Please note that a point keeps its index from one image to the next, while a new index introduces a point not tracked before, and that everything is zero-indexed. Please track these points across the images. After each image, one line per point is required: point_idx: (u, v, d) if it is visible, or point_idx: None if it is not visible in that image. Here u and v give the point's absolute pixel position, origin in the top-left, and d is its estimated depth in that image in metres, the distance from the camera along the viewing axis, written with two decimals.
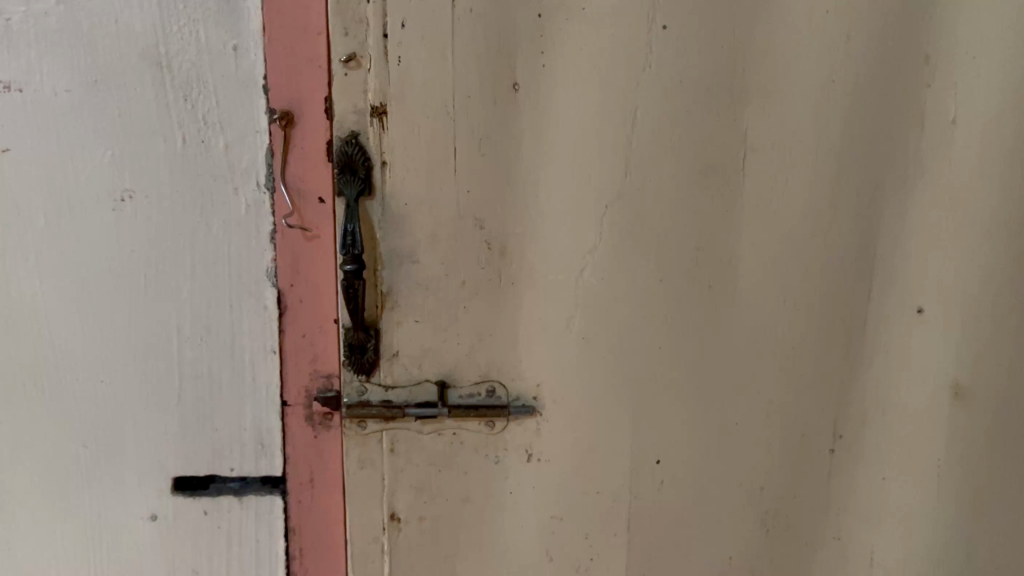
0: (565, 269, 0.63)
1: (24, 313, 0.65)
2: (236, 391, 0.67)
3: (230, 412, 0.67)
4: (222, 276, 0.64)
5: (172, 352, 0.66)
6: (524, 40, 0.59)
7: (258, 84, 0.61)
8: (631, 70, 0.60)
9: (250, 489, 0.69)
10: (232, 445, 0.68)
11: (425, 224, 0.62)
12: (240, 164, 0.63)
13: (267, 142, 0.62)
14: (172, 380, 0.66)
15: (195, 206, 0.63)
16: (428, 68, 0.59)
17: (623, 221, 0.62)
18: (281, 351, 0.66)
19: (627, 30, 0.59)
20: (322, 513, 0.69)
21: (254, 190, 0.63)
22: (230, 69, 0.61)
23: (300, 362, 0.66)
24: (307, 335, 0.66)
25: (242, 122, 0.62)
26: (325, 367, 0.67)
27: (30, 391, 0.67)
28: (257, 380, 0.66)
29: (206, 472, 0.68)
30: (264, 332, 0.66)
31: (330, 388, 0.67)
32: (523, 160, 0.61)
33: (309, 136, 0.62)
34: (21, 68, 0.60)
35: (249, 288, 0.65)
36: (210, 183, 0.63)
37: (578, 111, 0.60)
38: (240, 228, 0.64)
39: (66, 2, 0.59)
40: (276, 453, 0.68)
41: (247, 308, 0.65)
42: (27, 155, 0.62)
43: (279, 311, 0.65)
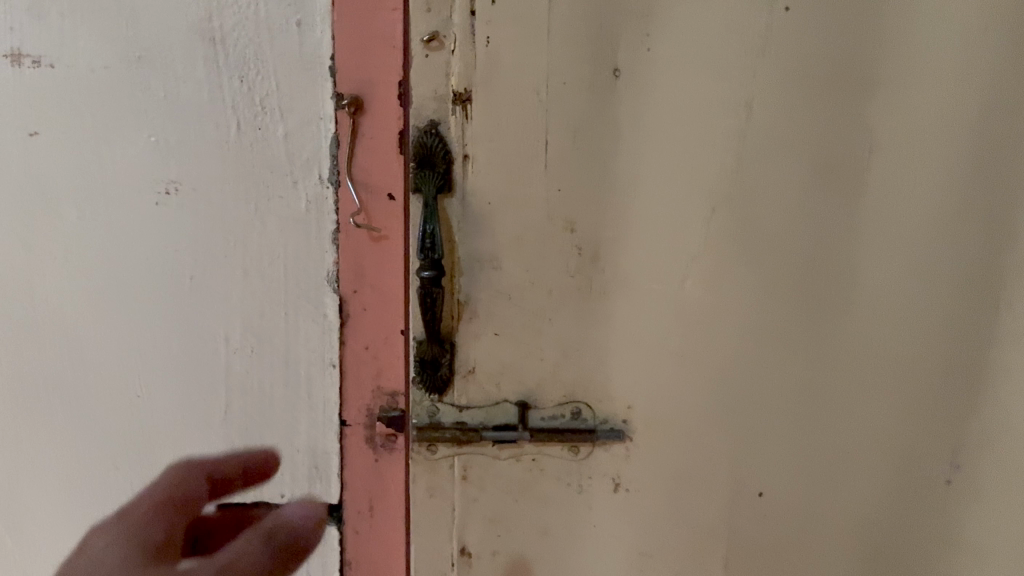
0: (663, 276, 0.56)
1: (49, 316, 0.59)
2: (289, 409, 0.59)
3: (281, 432, 0.59)
4: (278, 281, 0.57)
5: (218, 363, 0.59)
6: (626, 20, 0.53)
7: (325, 64, 0.53)
8: (745, 55, 0.53)
9: None
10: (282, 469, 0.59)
11: (508, 226, 0.56)
12: (301, 154, 0.55)
13: (332, 129, 0.54)
14: (217, 395, 0.59)
15: (249, 200, 0.56)
16: (517, 51, 0.53)
17: (730, 226, 0.56)
18: (341, 364, 0.58)
19: (744, 9, 0.53)
20: (379, 552, 0.59)
21: (315, 184, 0.55)
22: (293, 47, 0.53)
23: (362, 376, 0.57)
24: (370, 348, 0.57)
25: (304, 106, 0.54)
26: (389, 383, 0.58)
27: (53, 401, 0.60)
28: (313, 396, 0.58)
29: (251, 498, 0.60)
30: (323, 343, 0.58)
31: (395, 407, 0.58)
32: (621, 155, 0.54)
33: (379, 122, 0.54)
34: (52, 42, 0.54)
35: (307, 295, 0.57)
36: (266, 175, 0.55)
37: (684, 101, 0.54)
38: (298, 226, 0.56)
39: None
40: (332, 478, 0.59)
41: (303, 316, 0.58)
42: (59, 140, 0.56)
43: (341, 319, 0.57)
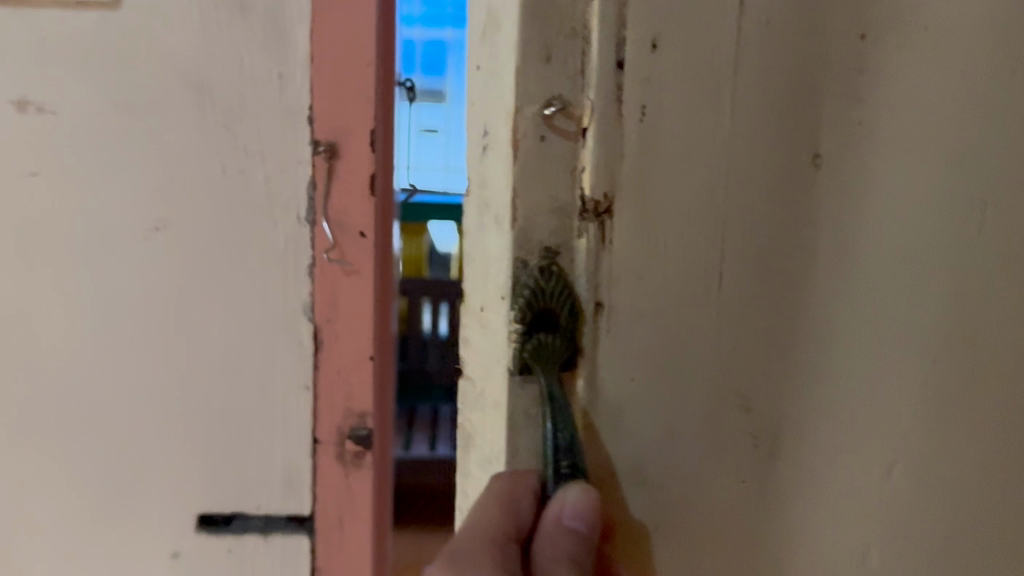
0: (864, 464, 0.38)
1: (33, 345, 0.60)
2: (266, 431, 0.63)
3: (260, 453, 0.63)
4: (253, 315, 0.60)
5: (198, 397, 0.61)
6: (839, 79, 0.34)
7: (304, 112, 0.56)
8: (971, 130, 0.36)
9: (275, 526, 0.65)
10: (261, 487, 0.64)
11: (658, 415, 0.35)
12: (281, 198, 0.58)
13: (310, 175, 0.58)
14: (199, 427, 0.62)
15: (229, 238, 0.58)
16: (677, 128, 0.33)
17: (945, 381, 0.38)
18: (315, 389, 0.62)
19: (974, 64, 0.36)
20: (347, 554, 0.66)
21: (295, 224, 0.59)
22: (274, 94, 0.56)
23: (335, 400, 0.63)
24: (342, 373, 0.62)
25: (286, 153, 0.57)
26: (359, 404, 0.64)
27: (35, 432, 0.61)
28: (287, 420, 0.63)
29: (230, 510, 0.64)
30: (297, 372, 0.62)
31: (365, 426, 0.64)
32: (820, 288, 0.36)
33: (353, 177, 0.58)
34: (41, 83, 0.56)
35: (283, 328, 0.61)
36: (245, 215, 0.58)
37: (903, 204, 0.36)
38: (277, 264, 0.59)
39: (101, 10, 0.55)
40: (305, 492, 0.64)
41: (279, 349, 0.61)
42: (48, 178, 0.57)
43: (314, 347, 0.61)
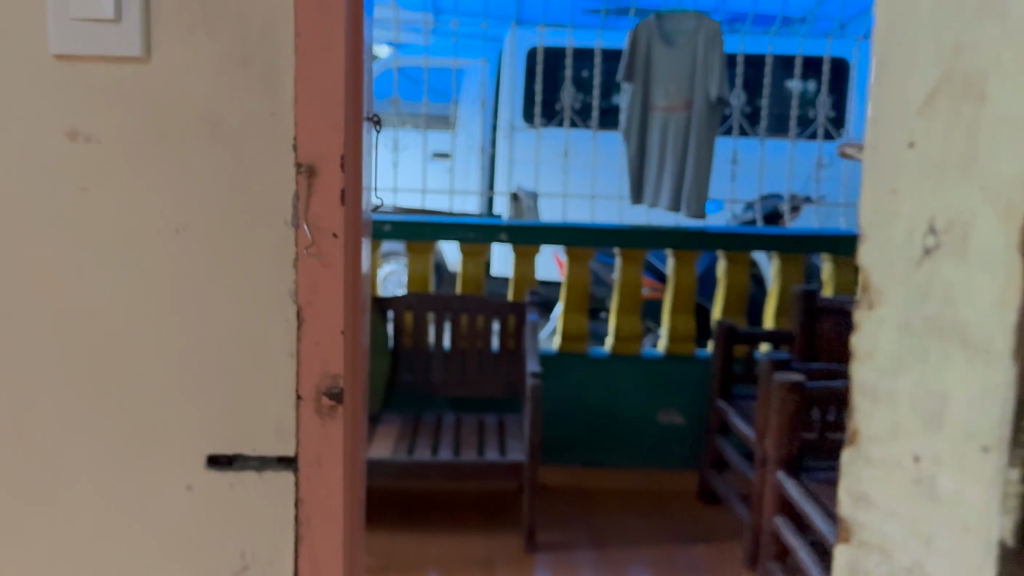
0: None
1: (83, 309, 0.86)
2: (259, 383, 0.88)
3: (257, 402, 0.88)
4: (250, 293, 0.86)
5: (209, 355, 0.87)
6: None
7: (289, 142, 0.84)
8: None
9: (269, 465, 0.89)
10: (257, 432, 0.89)
11: None
12: (275, 208, 0.85)
13: (294, 193, 0.85)
14: (210, 376, 0.87)
15: (236, 240, 0.85)
16: None
17: None
18: (297, 353, 0.87)
19: None
20: (324, 485, 0.90)
21: (284, 225, 0.85)
22: (269, 129, 0.83)
23: (313, 364, 0.87)
24: (319, 342, 0.87)
25: (278, 176, 0.84)
26: (333, 368, 0.88)
27: (82, 377, 0.87)
28: (275, 376, 0.88)
29: (232, 451, 0.89)
30: (285, 338, 0.87)
31: (336, 386, 0.89)
32: None
33: (328, 188, 0.85)
34: (95, 126, 0.83)
35: (275, 305, 0.86)
36: (250, 220, 0.85)
37: None
38: (271, 258, 0.85)
39: (140, 73, 0.83)
40: (291, 438, 0.89)
41: (271, 319, 0.87)
42: (102, 192, 0.84)
43: (298, 321, 0.87)
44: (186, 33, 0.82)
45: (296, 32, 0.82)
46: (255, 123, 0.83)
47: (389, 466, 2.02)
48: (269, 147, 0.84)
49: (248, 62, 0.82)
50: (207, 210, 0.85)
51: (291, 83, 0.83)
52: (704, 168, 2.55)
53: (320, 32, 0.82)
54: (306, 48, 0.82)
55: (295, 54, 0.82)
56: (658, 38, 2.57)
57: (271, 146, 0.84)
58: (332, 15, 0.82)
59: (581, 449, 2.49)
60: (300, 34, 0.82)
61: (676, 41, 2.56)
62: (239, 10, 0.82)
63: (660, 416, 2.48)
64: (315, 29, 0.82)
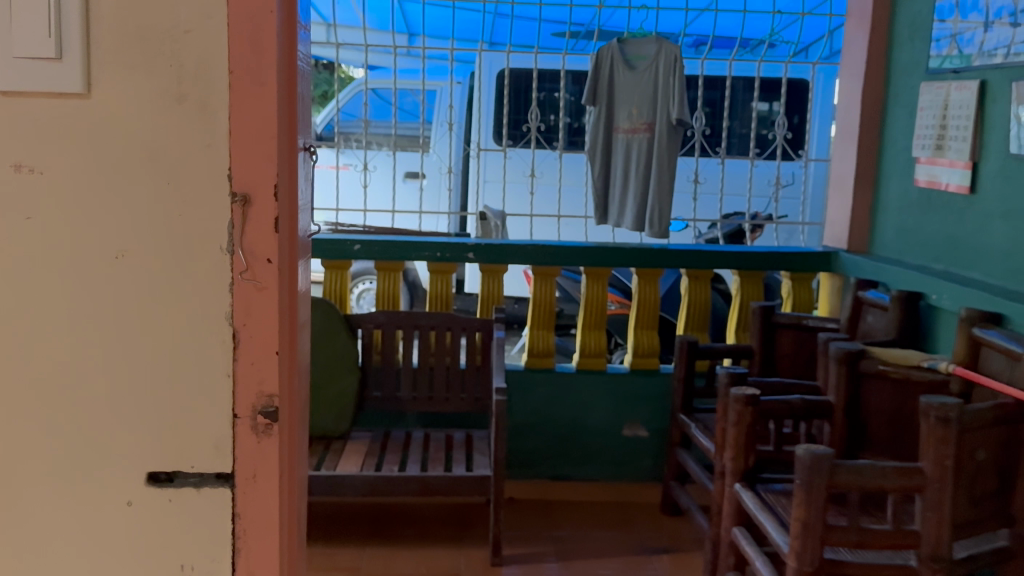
0: None
1: (28, 329, 0.92)
2: (198, 399, 0.95)
3: (195, 418, 0.95)
4: (189, 315, 0.93)
5: (149, 374, 0.94)
6: None
7: (225, 172, 0.91)
8: None
9: (206, 482, 0.97)
10: (196, 450, 0.96)
11: None
12: (212, 234, 0.92)
13: (230, 221, 0.92)
14: (150, 393, 0.94)
15: (174, 265, 0.92)
16: None
17: None
18: (234, 373, 0.94)
19: None
20: (258, 501, 0.97)
21: (221, 251, 0.92)
22: (205, 161, 0.91)
23: (249, 383, 0.95)
24: (254, 363, 0.94)
25: (214, 204, 0.91)
26: (268, 389, 0.95)
27: (29, 393, 0.93)
28: (214, 393, 0.95)
29: (172, 468, 0.96)
30: (223, 356, 0.94)
31: (270, 405, 0.96)
32: None
33: (261, 216, 0.92)
34: (39, 158, 0.90)
35: (213, 325, 0.93)
36: (188, 246, 0.92)
37: None
38: (209, 282, 0.93)
39: (80, 109, 0.89)
40: (227, 455, 0.96)
41: (208, 340, 0.93)
42: (47, 220, 0.91)
43: (234, 342, 0.94)
44: (124, 69, 0.89)
45: (229, 70, 0.89)
46: (191, 154, 0.90)
47: (358, 483, 2.04)
48: (205, 176, 0.91)
49: (183, 98, 0.90)
50: (146, 240, 0.91)
51: (224, 117, 0.90)
52: (665, 187, 2.59)
53: (251, 69, 0.89)
54: (238, 83, 0.89)
55: (228, 90, 0.90)
56: (621, 62, 2.63)
57: (207, 174, 0.91)
58: (263, 54, 0.89)
59: (548, 463, 2.53)
60: (232, 71, 0.89)
61: (638, 66, 2.62)
62: (174, 50, 0.89)
63: (625, 430, 2.52)
64: (246, 67, 0.89)
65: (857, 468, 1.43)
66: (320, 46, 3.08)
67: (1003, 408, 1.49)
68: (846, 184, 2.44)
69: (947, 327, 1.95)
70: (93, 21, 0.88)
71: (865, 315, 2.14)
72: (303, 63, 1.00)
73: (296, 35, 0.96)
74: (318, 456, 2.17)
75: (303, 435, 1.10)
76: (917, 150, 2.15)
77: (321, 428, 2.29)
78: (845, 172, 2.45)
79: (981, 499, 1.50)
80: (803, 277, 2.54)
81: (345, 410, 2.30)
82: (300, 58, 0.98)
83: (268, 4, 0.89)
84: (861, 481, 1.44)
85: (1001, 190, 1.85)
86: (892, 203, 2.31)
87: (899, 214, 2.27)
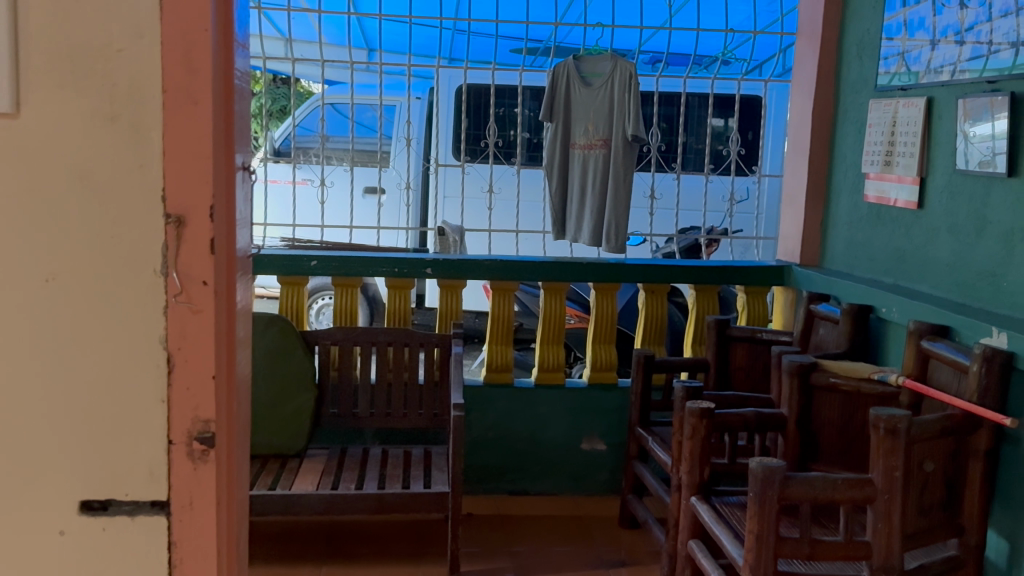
0: None
1: None
2: (132, 423, 0.95)
3: (129, 443, 0.96)
4: (122, 339, 0.94)
5: (82, 399, 0.94)
6: None
7: (159, 192, 0.92)
8: None
9: (141, 509, 0.97)
10: (129, 478, 0.97)
11: None
12: (145, 256, 0.92)
13: (164, 243, 0.93)
14: (83, 416, 0.95)
15: (106, 287, 0.93)
16: None
17: None
18: (169, 399, 0.95)
19: None
20: (193, 528, 0.98)
21: (155, 272, 0.93)
22: (137, 182, 0.91)
23: (185, 408, 0.96)
24: (189, 388, 0.95)
25: (147, 226, 0.92)
26: (204, 414, 0.97)
27: None
28: (149, 417, 0.95)
29: (105, 497, 0.97)
30: (158, 380, 0.95)
31: (207, 430, 0.97)
32: None
33: (194, 238, 0.93)
34: None
35: (147, 347, 0.94)
36: (120, 267, 0.92)
37: None
38: (142, 304, 0.93)
39: (9, 129, 0.90)
40: (162, 481, 0.97)
41: (142, 363, 0.94)
42: None
43: (169, 367, 0.95)
44: (54, 89, 0.90)
45: (162, 89, 0.90)
46: (123, 174, 0.91)
47: (314, 501, 2.03)
48: (138, 197, 0.91)
49: (116, 118, 0.90)
50: (76, 264, 0.92)
51: (158, 136, 0.91)
52: (622, 203, 2.64)
53: (184, 88, 0.90)
54: (172, 103, 0.90)
55: (162, 109, 0.90)
56: (577, 79, 2.64)
57: (140, 193, 0.91)
58: (197, 74, 0.90)
59: (506, 478, 2.53)
60: (166, 90, 0.90)
61: (594, 83, 2.64)
62: (107, 69, 0.89)
63: (582, 444, 2.53)
64: (180, 86, 0.90)
65: (809, 480, 1.44)
66: (276, 61, 3.06)
67: (950, 419, 1.51)
68: (798, 199, 2.48)
69: (896, 339, 1.98)
70: (24, 42, 0.89)
71: (818, 327, 2.17)
72: (241, 81, 1.00)
73: (233, 55, 0.96)
74: (273, 475, 2.14)
75: (244, 455, 1.10)
76: (866, 166, 2.19)
77: (276, 446, 2.25)
78: (797, 186, 2.49)
79: (930, 509, 1.52)
80: (758, 290, 2.57)
81: (301, 427, 2.27)
82: (237, 76, 0.99)
83: (202, 24, 0.90)
84: (812, 493, 1.45)
85: (947, 205, 1.89)
86: (842, 218, 2.35)
87: (849, 228, 2.31)
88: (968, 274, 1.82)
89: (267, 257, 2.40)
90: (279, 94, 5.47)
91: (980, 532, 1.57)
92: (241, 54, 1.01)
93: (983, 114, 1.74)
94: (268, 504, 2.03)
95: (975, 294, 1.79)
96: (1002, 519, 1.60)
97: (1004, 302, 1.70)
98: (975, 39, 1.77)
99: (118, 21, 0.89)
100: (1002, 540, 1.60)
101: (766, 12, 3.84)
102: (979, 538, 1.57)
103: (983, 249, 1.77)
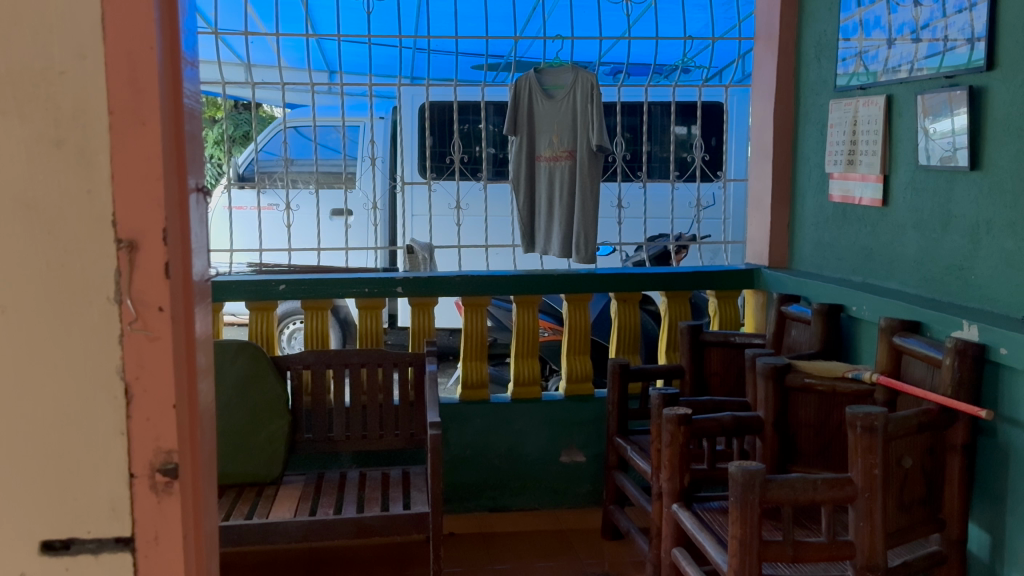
0: None
1: None
2: (91, 456, 0.93)
3: (88, 479, 0.93)
4: (78, 371, 0.91)
5: (40, 436, 0.92)
6: None
7: (109, 219, 0.90)
8: None
9: (104, 547, 0.95)
10: (90, 515, 0.94)
11: None
12: (97, 284, 0.90)
13: (116, 272, 0.90)
14: (39, 453, 0.92)
15: (60, 318, 0.90)
16: None
17: None
18: (129, 431, 0.93)
19: None
20: (159, 562, 0.96)
21: (108, 301, 0.91)
22: (87, 210, 0.89)
23: (146, 439, 0.94)
24: (150, 419, 0.93)
25: (98, 253, 0.90)
26: (166, 444, 0.94)
27: None
28: (109, 452, 0.93)
29: (66, 536, 0.94)
30: (117, 411, 0.93)
31: (169, 462, 0.95)
32: None
33: (146, 262, 0.91)
34: None
35: (104, 379, 0.92)
36: (73, 297, 0.90)
37: None
38: (96, 334, 0.91)
39: None
40: (125, 516, 0.94)
41: (99, 395, 0.92)
42: None
43: (127, 399, 0.93)
44: None
45: (108, 111, 0.88)
46: (72, 202, 0.89)
47: (291, 528, 1.99)
48: (89, 224, 0.89)
49: (61, 142, 0.88)
50: (26, 297, 0.90)
51: (105, 160, 0.89)
52: (590, 213, 2.62)
53: (130, 110, 0.89)
54: (119, 124, 0.89)
55: (108, 132, 0.89)
56: (539, 91, 2.66)
57: (90, 221, 0.89)
58: (143, 93, 0.89)
59: (486, 494, 2.51)
60: (113, 111, 0.88)
61: (556, 94, 2.65)
62: (50, 93, 0.87)
63: (561, 457, 2.53)
64: (126, 108, 0.89)
65: (789, 482, 1.43)
66: (237, 86, 3.02)
67: (926, 414, 1.51)
68: (764, 200, 2.49)
69: (868, 337, 1.98)
70: None
71: (789, 329, 2.18)
72: (191, 102, 0.99)
73: (182, 76, 0.95)
74: (250, 503, 2.11)
75: (211, 485, 1.07)
76: (830, 165, 2.20)
77: (252, 473, 2.20)
78: (762, 188, 2.50)
79: (910, 506, 1.52)
80: (728, 295, 2.57)
81: (276, 454, 2.23)
82: (186, 96, 0.97)
83: (146, 44, 0.89)
84: (793, 495, 1.44)
85: (911, 202, 1.90)
86: (808, 218, 2.36)
87: (816, 229, 2.32)
88: (935, 268, 1.83)
89: (234, 283, 2.37)
90: (243, 120, 5.43)
91: (961, 526, 1.57)
92: (190, 74, 0.99)
93: (943, 110, 1.75)
94: (244, 534, 1.99)
95: (944, 288, 1.80)
96: (983, 511, 1.60)
97: (973, 295, 1.71)
98: (931, 36, 1.79)
99: (58, 43, 0.87)
100: (984, 532, 1.60)
101: (723, 20, 3.89)
102: (961, 531, 1.57)
103: (949, 243, 1.78)
